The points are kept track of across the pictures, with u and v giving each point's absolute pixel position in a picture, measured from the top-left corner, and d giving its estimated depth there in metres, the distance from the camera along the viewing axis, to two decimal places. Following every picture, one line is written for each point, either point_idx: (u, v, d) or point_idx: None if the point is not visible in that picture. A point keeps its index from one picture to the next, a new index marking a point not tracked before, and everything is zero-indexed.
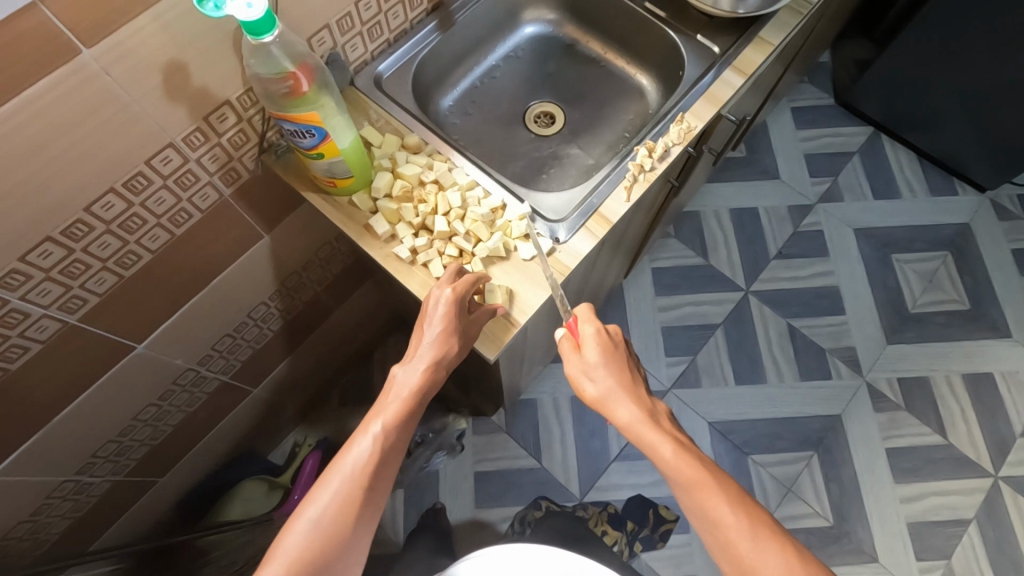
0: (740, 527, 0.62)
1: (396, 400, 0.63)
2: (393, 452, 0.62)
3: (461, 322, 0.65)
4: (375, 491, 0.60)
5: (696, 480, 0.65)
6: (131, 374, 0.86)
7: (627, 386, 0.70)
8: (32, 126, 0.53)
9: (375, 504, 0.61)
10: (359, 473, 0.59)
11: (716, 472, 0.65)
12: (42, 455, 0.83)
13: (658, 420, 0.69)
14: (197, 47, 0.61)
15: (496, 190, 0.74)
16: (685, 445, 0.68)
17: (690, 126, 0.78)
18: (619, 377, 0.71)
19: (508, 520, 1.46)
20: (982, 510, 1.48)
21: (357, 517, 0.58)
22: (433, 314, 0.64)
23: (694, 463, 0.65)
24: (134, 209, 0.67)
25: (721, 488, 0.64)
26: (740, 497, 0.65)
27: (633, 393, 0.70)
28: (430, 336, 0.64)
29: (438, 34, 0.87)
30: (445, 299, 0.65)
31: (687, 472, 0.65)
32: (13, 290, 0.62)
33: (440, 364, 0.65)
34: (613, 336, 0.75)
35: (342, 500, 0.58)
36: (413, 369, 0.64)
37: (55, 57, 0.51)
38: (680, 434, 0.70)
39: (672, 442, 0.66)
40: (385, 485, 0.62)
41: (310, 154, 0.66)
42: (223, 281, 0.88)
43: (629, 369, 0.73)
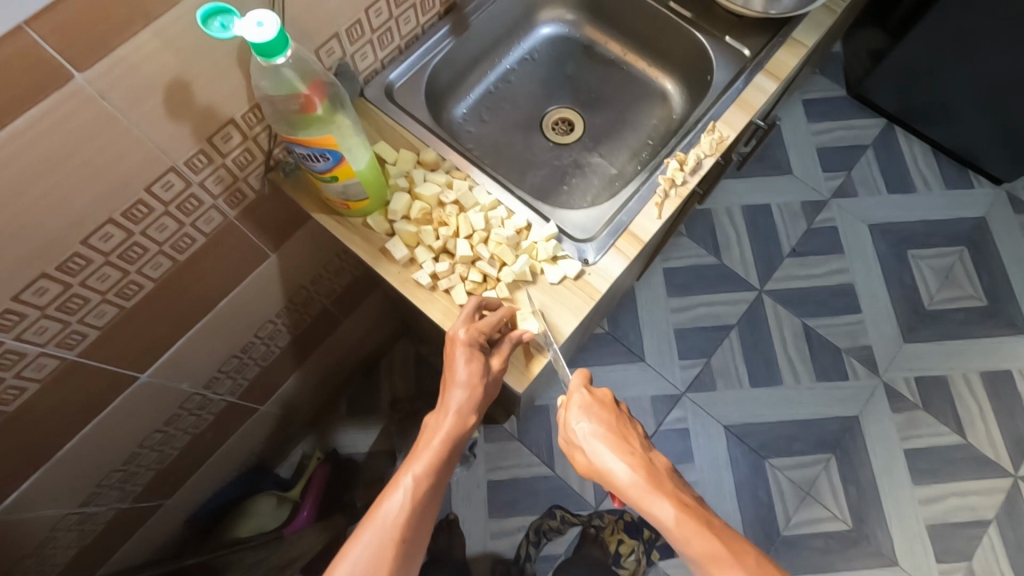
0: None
1: (429, 447, 0.60)
2: (428, 503, 0.58)
3: (485, 360, 0.62)
4: (410, 547, 0.56)
5: (704, 550, 0.59)
6: (134, 404, 0.82)
7: (621, 448, 0.67)
8: (23, 159, 0.48)
9: (410, 562, 0.56)
10: (393, 526, 0.55)
11: (724, 535, 0.59)
12: (45, 490, 0.79)
13: (659, 480, 0.64)
14: (200, 64, 0.57)
15: (520, 209, 0.70)
16: (688, 506, 0.62)
17: (723, 135, 0.74)
18: (612, 441, 0.68)
19: (522, 530, 1.43)
20: (1002, 511, 1.46)
21: (392, 574, 0.53)
22: (457, 357, 0.61)
23: (699, 527, 0.60)
24: (135, 238, 0.63)
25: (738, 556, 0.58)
26: (756, 560, 0.58)
27: (629, 455, 0.67)
28: (459, 379, 0.62)
29: (452, 39, 0.82)
30: (462, 342, 0.61)
31: (692, 538, 0.59)
32: (7, 330, 0.58)
33: (473, 407, 0.62)
34: (605, 401, 0.73)
35: (376, 556, 0.53)
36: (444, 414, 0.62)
37: (46, 84, 0.46)
38: (684, 493, 0.65)
39: (672, 503, 0.61)
40: (418, 542, 0.58)
41: (323, 177, 0.61)
42: (228, 303, 0.84)
43: (624, 429, 0.70)
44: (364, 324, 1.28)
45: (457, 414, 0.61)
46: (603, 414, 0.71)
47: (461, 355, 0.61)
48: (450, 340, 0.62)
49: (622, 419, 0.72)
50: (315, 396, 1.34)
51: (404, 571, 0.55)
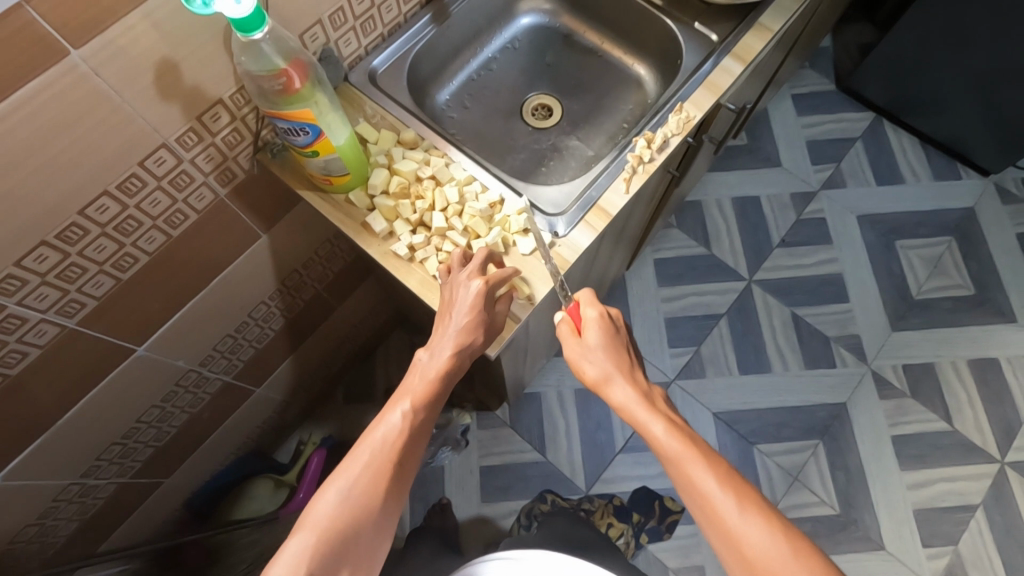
0: (729, 504, 0.60)
1: (422, 382, 0.64)
2: (420, 431, 0.63)
3: (485, 312, 0.65)
4: (403, 467, 0.61)
5: (685, 459, 0.63)
6: (132, 376, 0.86)
7: (623, 368, 0.71)
8: (24, 129, 0.52)
9: (404, 480, 0.62)
10: (387, 448, 0.61)
11: (706, 449, 0.64)
12: (47, 458, 0.83)
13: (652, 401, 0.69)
14: (188, 46, 0.61)
15: (494, 185, 0.73)
16: (680, 424, 0.67)
17: (689, 115, 0.77)
18: (615, 360, 0.71)
19: (513, 514, 1.46)
20: (990, 496, 1.47)
21: (386, 492, 0.59)
22: (456, 307, 0.64)
23: (686, 441, 0.64)
24: (130, 211, 0.67)
25: (713, 466, 0.63)
26: (729, 473, 0.63)
27: (629, 375, 0.71)
28: (457, 325, 0.64)
29: (433, 27, 0.86)
30: (473, 292, 0.63)
31: (676, 447, 0.64)
32: (10, 295, 0.62)
33: (469, 351, 0.65)
34: (612, 320, 0.75)
35: (373, 475, 0.59)
36: (440, 352, 0.64)
37: (44, 59, 0.50)
38: (674, 416, 0.69)
39: (664, 420, 0.66)
40: (411, 462, 0.63)
41: (304, 152, 0.65)
42: (222, 281, 0.88)
43: (627, 354, 0.73)
44: (357, 311, 1.32)
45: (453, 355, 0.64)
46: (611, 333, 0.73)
47: (470, 303, 0.63)
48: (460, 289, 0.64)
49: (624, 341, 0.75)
50: (310, 381, 1.38)
51: (399, 487, 0.61)
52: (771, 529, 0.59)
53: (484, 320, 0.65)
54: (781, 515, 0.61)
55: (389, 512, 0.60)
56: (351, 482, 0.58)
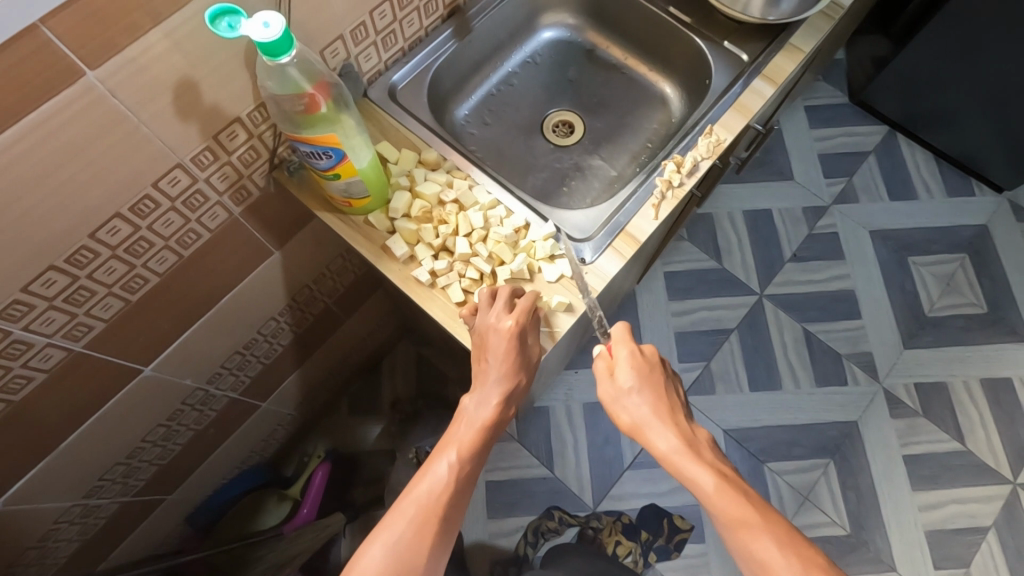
0: (790, 568, 0.59)
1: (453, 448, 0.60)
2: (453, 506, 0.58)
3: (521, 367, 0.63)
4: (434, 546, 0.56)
5: (740, 518, 0.63)
6: (138, 396, 0.83)
7: (663, 413, 0.72)
8: (35, 153, 0.50)
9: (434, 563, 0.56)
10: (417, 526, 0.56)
11: (759, 505, 0.64)
12: (50, 481, 0.81)
13: (698, 450, 0.69)
14: (207, 65, 0.58)
15: (519, 209, 0.71)
16: (728, 477, 0.67)
17: (720, 138, 0.75)
18: (656, 405, 0.72)
19: (519, 531, 1.44)
20: (1002, 518, 1.46)
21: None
22: (492, 359, 0.62)
23: (738, 497, 0.64)
24: (142, 233, 0.64)
25: (767, 522, 0.62)
26: (784, 530, 0.62)
27: (670, 421, 0.71)
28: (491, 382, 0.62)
29: (454, 42, 0.83)
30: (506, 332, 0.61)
31: (725, 504, 0.64)
32: (15, 321, 0.59)
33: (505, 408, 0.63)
34: (647, 356, 0.77)
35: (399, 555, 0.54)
36: (484, 400, 0.62)
37: (59, 82, 0.48)
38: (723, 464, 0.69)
39: (712, 472, 0.66)
40: (457, 516, 0.59)
41: (326, 175, 0.63)
42: (232, 298, 0.85)
43: (666, 395, 0.74)
44: (366, 323, 1.29)
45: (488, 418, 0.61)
46: (648, 373, 0.75)
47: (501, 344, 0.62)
48: (492, 329, 0.62)
49: (662, 379, 0.76)
50: (316, 394, 1.35)
51: (444, 542, 0.57)
52: None
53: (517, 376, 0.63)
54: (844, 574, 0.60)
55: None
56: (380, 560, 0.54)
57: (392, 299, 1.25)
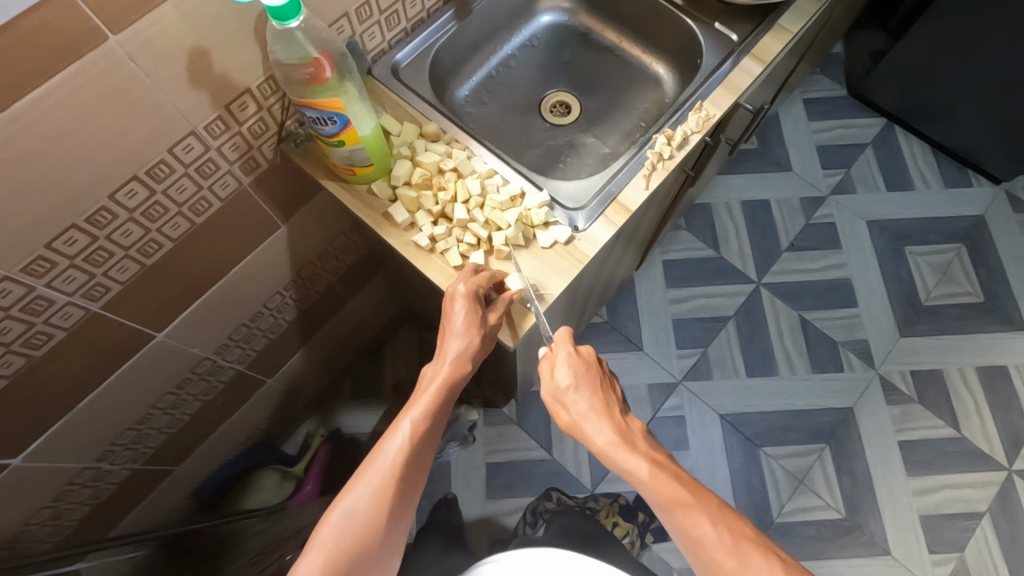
0: (722, 543, 0.62)
1: (427, 394, 0.63)
2: (427, 443, 0.62)
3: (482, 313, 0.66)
4: (412, 482, 0.60)
5: (675, 500, 0.65)
6: (151, 361, 0.87)
7: (601, 408, 0.73)
8: (59, 113, 0.54)
9: (411, 494, 0.60)
10: (392, 467, 0.59)
11: (690, 486, 0.65)
12: (65, 441, 0.84)
13: (633, 440, 0.70)
14: (219, 36, 0.62)
15: (514, 178, 0.74)
16: (661, 463, 0.68)
17: (709, 114, 0.78)
18: (595, 401, 0.73)
19: (518, 511, 1.46)
20: (996, 503, 1.47)
21: (393, 510, 0.58)
22: (455, 310, 0.64)
23: (675, 481, 0.66)
24: (157, 197, 0.68)
25: (701, 502, 0.64)
26: (718, 507, 0.64)
27: (607, 416, 0.72)
28: (457, 327, 0.64)
29: (454, 23, 0.87)
30: (461, 296, 0.65)
31: (660, 488, 0.66)
32: (38, 277, 0.63)
33: (469, 357, 0.65)
34: (586, 358, 0.77)
35: (379, 494, 0.57)
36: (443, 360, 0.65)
37: (83, 43, 0.51)
38: (657, 452, 0.71)
39: (646, 460, 0.67)
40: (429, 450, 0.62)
41: (330, 142, 0.66)
42: (241, 269, 0.89)
43: (604, 391, 0.75)
44: (369, 305, 1.33)
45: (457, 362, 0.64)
46: (586, 372, 0.75)
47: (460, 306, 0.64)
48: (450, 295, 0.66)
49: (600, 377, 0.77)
50: (320, 374, 1.38)
51: (417, 474, 0.61)
52: (767, 560, 0.60)
53: (483, 324, 0.65)
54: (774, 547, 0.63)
55: (397, 529, 0.58)
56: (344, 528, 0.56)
57: (394, 280, 1.29)
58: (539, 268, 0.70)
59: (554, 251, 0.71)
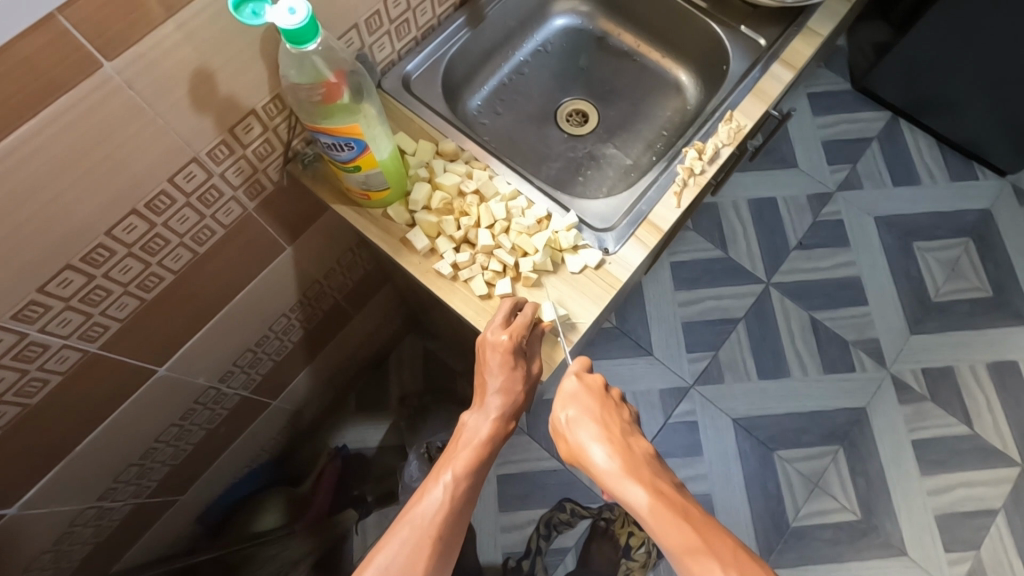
0: None
1: (466, 450, 0.61)
2: (467, 502, 0.59)
3: (523, 365, 0.63)
4: (448, 543, 0.56)
5: (678, 538, 0.56)
6: (152, 396, 0.82)
7: (602, 433, 0.66)
8: (51, 149, 0.48)
9: (448, 558, 0.56)
10: (429, 525, 0.56)
11: (697, 524, 0.57)
12: (64, 485, 0.79)
13: (636, 466, 0.63)
14: (223, 55, 0.56)
15: (539, 200, 0.70)
16: (668, 493, 0.60)
17: (740, 124, 0.74)
18: (597, 427, 0.67)
19: (532, 524, 1.43)
20: (1010, 500, 1.47)
21: (427, 573, 0.54)
22: (493, 362, 0.62)
23: (678, 516, 0.58)
24: (158, 230, 0.63)
25: (708, 539, 0.56)
26: (729, 548, 0.55)
27: (607, 439, 0.66)
28: (497, 382, 0.62)
29: (467, 30, 0.82)
30: (501, 346, 0.61)
31: (660, 523, 0.58)
32: (32, 322, 0.58)
33: (510, 413, 0.63)
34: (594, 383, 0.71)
35: (414, 552, 0.54)
36: (484, 416, 0.63)
37: (77, 71, 0.46)
38: (663, 481, 0.63)
39: (646, 490, 0.60)
40: (465, 514, 0.59)
41: (345, 167, 0.61)
42: (245, 296, 0.84)
43: (610, 416, 0.69)
44: (374, 320, 1.28)
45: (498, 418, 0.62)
46: (587, 400, 0.70)
47: (497, 360, 0.62)
48: (488, 345, 0.62)
49: (605, 404, 0.70)
50: (325, 391, 1.34)
51: (453, 539, 0.57)
52: None
53: (523, 377, 0.63)
54: None
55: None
56: None
57: (400, 294, 1.24)
58: (570, 295, 0.66)
59: (585, 277, 0.67)
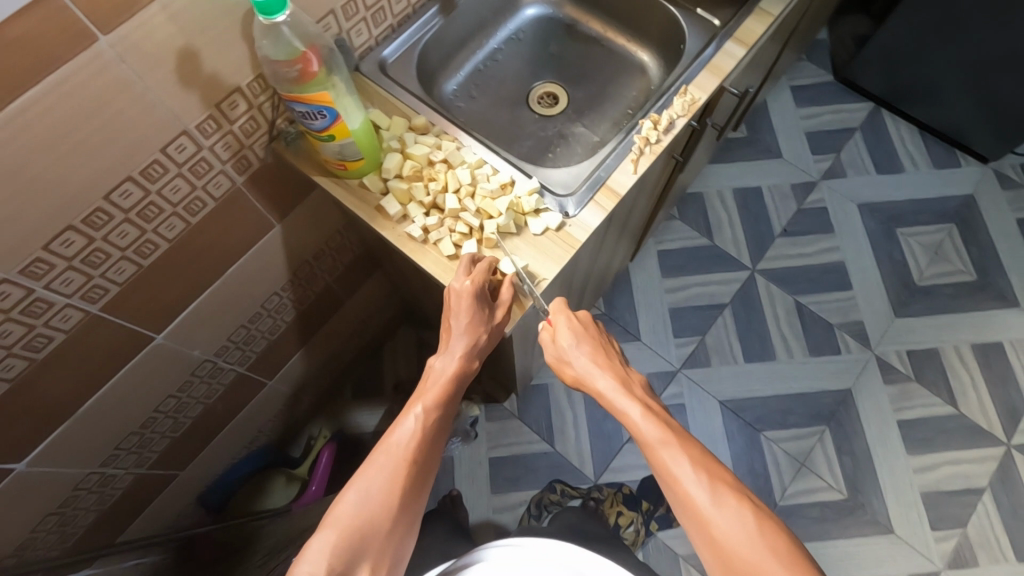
0: (699, 482, 0.62)
1: (435, 386, 0.68)
2: (437, 433, 0.66)
3: (486, 310, 0.69)
4: (420, 468, 0.63)
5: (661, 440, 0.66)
6: (151, 364, 0.87)
7: (600, 358, 0.75)
8: (53, 115, 0.54)
9: (422, 480, 0.64)
10: (404, 453, 0.63)
11: (678, 433, 0.67)
12: (70, 446, 0.85)
13: (630, 387, 0.72)
14: (207, 34, 0.62)
15: (504, 168, 0.75)
16: (656, 410, 0.70)
17: (694, 97, 0.79)
18: (594, 355, 0.75)
19: (523, 505, 1.47)
20: (996, 478, 1.48)
21: (404, 495, 0.61)
22: (460, 307, 0.66)
23: (666, 428, 0.67)
24: (151, 197, 0.69)
25: (687, 445, 0.65)
26: (700, 452, 0.65)
27: (606, 364, 0.74)
28: (462, 326, 0.68)
29: (440, 18, 0.88)
30: (463, 292, 0.66)
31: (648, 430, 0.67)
32: (37, 279, 0.64)
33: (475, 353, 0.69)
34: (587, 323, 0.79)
35: (392, 476, 0.61)
36: (450, 356, 0.69)
37: (74, 44, 0.52)
38: (653, 403, 0.72)
39: (640, 405, 0.69)
40: (436, 445, 0.67)
41: (320, 136, 0.67)
42: (238, 270, 0.90)
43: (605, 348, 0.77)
44: (367, 304, 1.34)
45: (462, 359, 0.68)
46: (586, 333, 0.77)
47: (463, 303, 0.66)
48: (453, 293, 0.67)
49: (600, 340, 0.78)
50: (321, 376, 1.39)
51: (427, 465, 0.65)
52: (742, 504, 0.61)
53: (489, 320, 0.69)
54: (751, 495, 0.63)
55: (407, 515, 0.62)
56: (358, 506, 0.59)
57: (391, 279, 1.29)
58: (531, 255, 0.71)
59: (546, 238, 0.72)
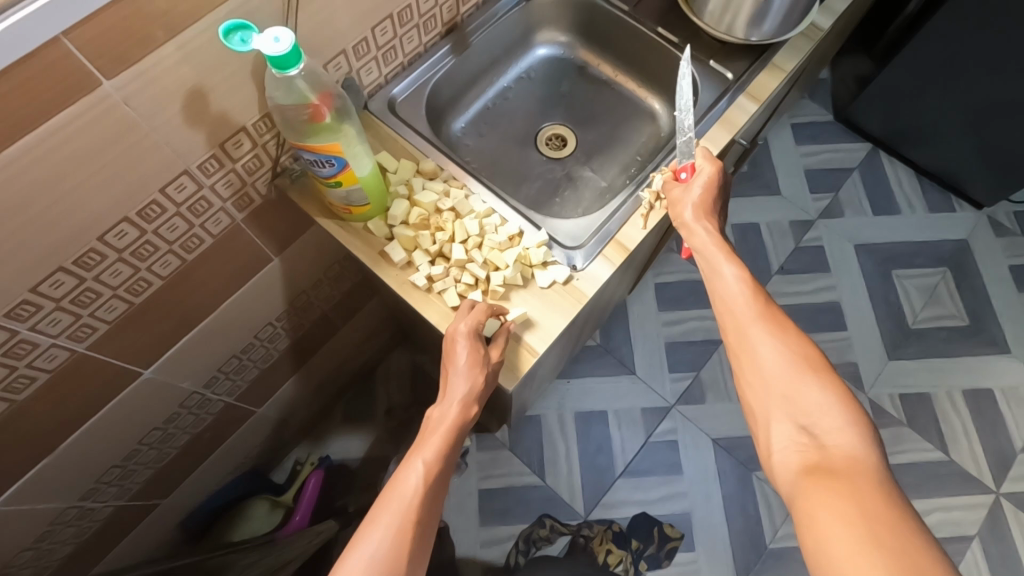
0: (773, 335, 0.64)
1: (436, 434, 0.64)
2: (437, 489, 0.62)
3: (486, 351, 0.66)
4: (424, 530, 0.59)
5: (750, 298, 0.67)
6: (137, 399, 0.84)
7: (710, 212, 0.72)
8: (54, 159, 0.52)
9: (424, 549, 0.59)
10: (408, 508, 0.59)
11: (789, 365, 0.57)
12: (47, 483, 0.82)
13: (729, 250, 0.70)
14: (216, 76, 0.60)
15: (513, 218, 0.74)
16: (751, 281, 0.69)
17: (706, 151, 0.78)
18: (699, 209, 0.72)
19: (511, 539, 1.44)
20: (986, 526, 1.48)
21: (412, 554, 0.56)
22: (458, 348, 0.65)
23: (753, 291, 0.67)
24: (147, 237, 0.66)
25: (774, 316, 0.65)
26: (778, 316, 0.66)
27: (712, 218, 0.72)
28: (460, 368, 0.65)
29: (452, 57, 0.86)
30: (462, 335, 0.65)
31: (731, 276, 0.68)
32: (22, 321, 0.61)
33: (475, 397, 0.65)
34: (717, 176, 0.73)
35: (397, 534, 0.56)
36: (449, 403, 0.65)
37: (78, 90, 0.50)
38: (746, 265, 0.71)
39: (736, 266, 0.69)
40: (434, 515, 0.61)
41: (328, 182, 0.66)
42: (232, 303, 0.87)
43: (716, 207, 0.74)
44: (360, 332, 1.31)
45: (466, 399, 0.65)
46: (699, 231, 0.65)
47: (463, 345, 0.65)
48: (451, 335, 0.66)
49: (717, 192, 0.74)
50: (310, 402, 1.36)
51: (426, 534, 0.59)
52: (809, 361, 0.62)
53: (486, 362, 0.65)
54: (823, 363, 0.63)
55: None
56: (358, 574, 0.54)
57: (386, 307, 1.27)
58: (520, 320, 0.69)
59: (553, 290, 0.71)
